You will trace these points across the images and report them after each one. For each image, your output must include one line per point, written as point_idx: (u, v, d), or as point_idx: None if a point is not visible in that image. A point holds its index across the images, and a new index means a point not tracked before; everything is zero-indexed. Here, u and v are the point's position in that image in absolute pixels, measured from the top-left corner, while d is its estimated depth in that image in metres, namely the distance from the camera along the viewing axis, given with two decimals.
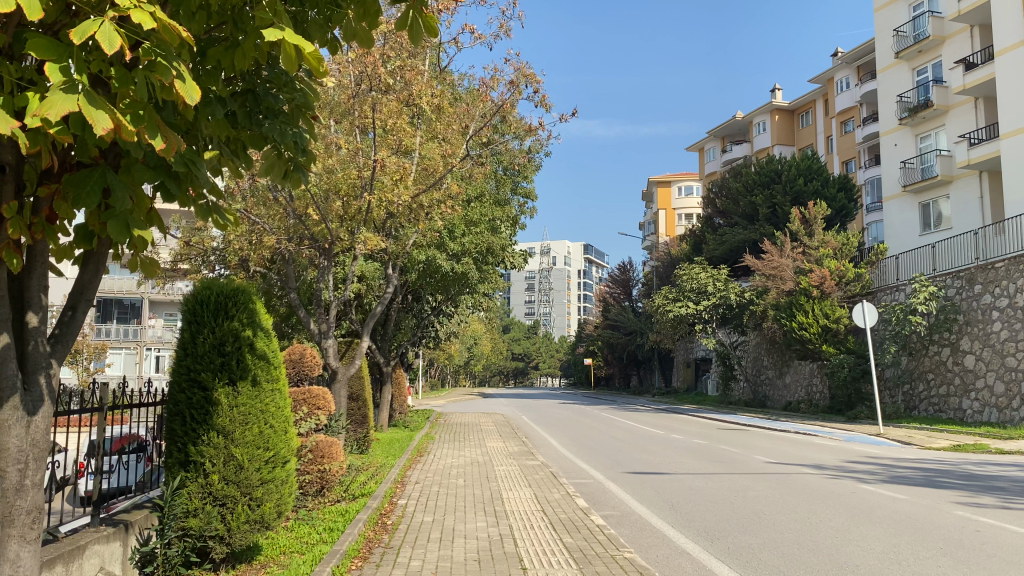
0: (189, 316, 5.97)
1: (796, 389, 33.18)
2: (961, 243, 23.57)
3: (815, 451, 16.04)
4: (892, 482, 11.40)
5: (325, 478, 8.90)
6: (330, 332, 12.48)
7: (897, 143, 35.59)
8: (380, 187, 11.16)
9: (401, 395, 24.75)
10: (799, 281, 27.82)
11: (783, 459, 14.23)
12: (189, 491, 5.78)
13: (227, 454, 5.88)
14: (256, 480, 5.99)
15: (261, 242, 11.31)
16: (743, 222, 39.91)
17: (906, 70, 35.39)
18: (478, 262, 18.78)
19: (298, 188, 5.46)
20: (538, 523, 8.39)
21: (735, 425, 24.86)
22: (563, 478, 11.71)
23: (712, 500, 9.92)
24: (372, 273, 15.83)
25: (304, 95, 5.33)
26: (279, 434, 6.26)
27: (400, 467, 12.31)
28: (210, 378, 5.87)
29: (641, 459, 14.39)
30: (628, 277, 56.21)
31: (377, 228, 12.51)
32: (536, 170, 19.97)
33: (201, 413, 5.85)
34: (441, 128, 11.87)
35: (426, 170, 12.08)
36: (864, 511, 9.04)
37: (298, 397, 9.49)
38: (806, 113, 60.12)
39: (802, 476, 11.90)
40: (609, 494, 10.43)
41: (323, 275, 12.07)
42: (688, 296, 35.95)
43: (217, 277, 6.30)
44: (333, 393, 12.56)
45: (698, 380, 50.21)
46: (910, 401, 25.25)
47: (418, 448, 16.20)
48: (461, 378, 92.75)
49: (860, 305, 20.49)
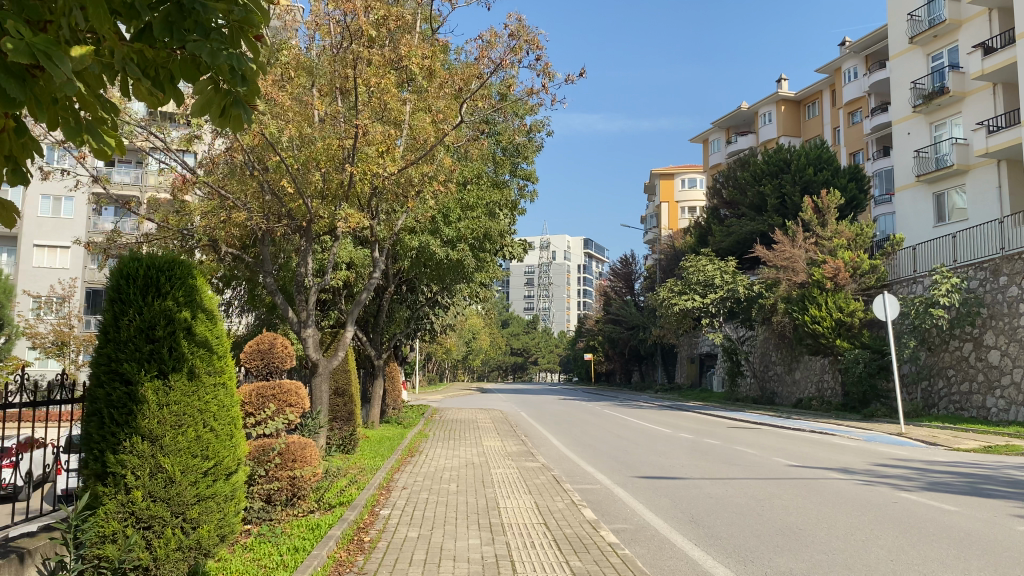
0: (111, 294, 4.83)
1: (806, 385, 32.06)
2: (983, 234, 22.41)
3: (838, 451, 14.87)
4: (933, 489, 10.22)
5: (296, 485, 7.80)
6: (311, 321, 11.32)
7: (910, 132, 34.44)
8: (363, 159, 9.98)
9: (396, 389, 23.59)
10: (811, 273, 26.68)
11: (806, 462, 13.03)
12: (106, 511, 4.63)
13: (154, 464, 4.73)
14: (191, 498, 4.86)
15: (232, 220, 10.21)
16: (750, 213, 38.68)
17: (920, 56, 34.18)
18: (476, 249, 17.50)
19: (240, 130, 4.35)
20: (540, 540, 7.22)
21: (745, 423, 23.72)
22: (567, 484, 10.57)
23: (736, 511, 8.78)
24: (360, 259, 14.65)
25: (246, 10, 4.18)
26: (221, 440, 5.10)
27: (387, 470, 11.16)
28: (135, 369, 4.73)
29: (650, 461, 13.23)
30: (631, 270, 54.89)
31: (363, 206, 11.32)
32: (537, 151, 18.73)
33: (123, 413, 4.70)
34: (432, 95, 10.67)
35: (415, 140, 10.85)
36: (917, 529, 7.86)
37: (266, 392, 8.22)
38: (813, 104, 58.84)
39: (832, 482, 10.71)
40: (618, 503, 9.29)
41: (303, 259, 10.99)
42: (694, 289, 34.83)
43: (152, 249, 5.17)
44: (313, 388, 11.43)
45: (701, 376, 49.10)
46: (929, 398, 24.09)
47: (410, 447, 15.04)
48: (458, 372, 91.86)
49: (880, 296, 19.34)
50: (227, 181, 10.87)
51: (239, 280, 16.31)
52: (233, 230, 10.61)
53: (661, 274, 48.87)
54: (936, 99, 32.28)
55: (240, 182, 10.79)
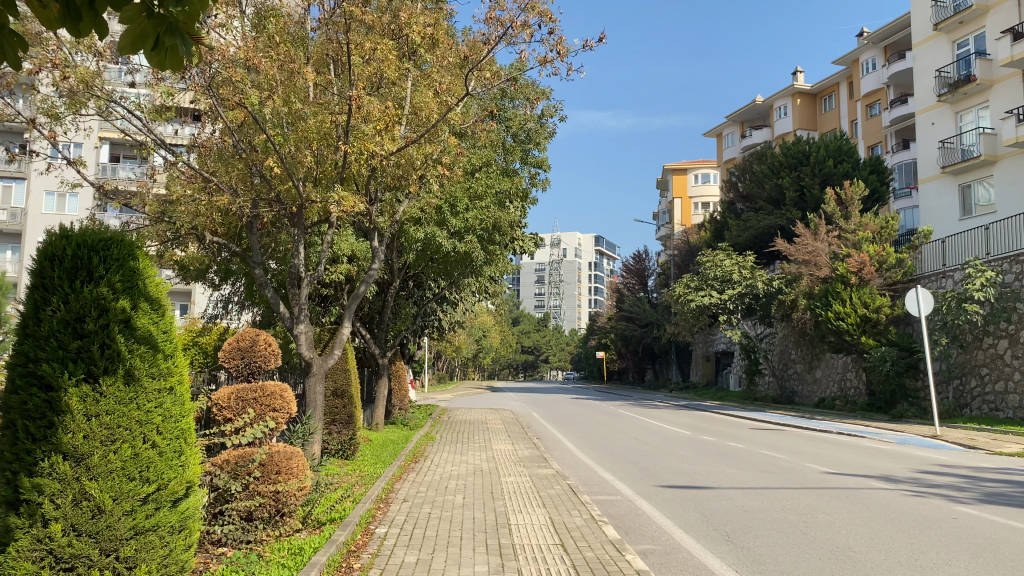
0: (32, 280, 3.93)
1: (827, 384, 30.94)
2: (1018, 225, 21.25)
3: (875, 457, 13.81)
4: (993, 502, 9.20)
5: (280, 500, 6.88)
6: (304, 317, 10.40)
7: (935, 123, 33.24)
8: (359, 137, 9.01)
9: (403, 389, 22.69)
10: (835, 267, 25.69)
11: (844, 469, 11.99)
12: (17, 547, 3.71)
13: (79, 491, 3.79)
14: (127, 531, 3.91)
15: (213, 203, 9.23)
16: (768, 207, 37.57)
17: (945, 44, 32.95)
18: (485, 242, 16.43)
19: (181, 68, 3.45)
20: (556, 567, 6.25)
21: (768, 425, 22.61)
22: (585, 495, 9.59)
23: (778, 531, 7.78)
24: (362, 251, 13.69)
25: None
26: (168, 459, 4.12)
27: (387, 479, 10.24)
28: (56, 371, 3.81)
29: (674, 468, 12.26)
30: (644, 267, 53.71)
31: (360, 190, 10.35)
32: (550, 137, 17.59)
33: (40, 426, 3.77)
34: (437, 69, 9.66)
35: (417, 117, 9.83)
36: (992, 554, 6.82)
37: (247, 395, 7.32)
38: (829, 98, 57.61)
39: (877, 492, 9.70)
40: (643, 518, 8.32)
41: (296, 250, 10.07)
42: (711, 285, 33.79)
43: (90, 226, 4.25)
44: (308, 390, 10.49)
45: (717, 374, 47.95)
46: (961, 398, 22.92)
47: (415, 451, 14.07)
48: (469, 370, 91.24)
49: (913, 291, 18.24)
50: (214, 166, 9.92)
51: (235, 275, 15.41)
52: (218, 217, 9.72)
53: (675, 270, 47.81)
54: (961, 88, 31.03)
55: (228, 166, 9.87)
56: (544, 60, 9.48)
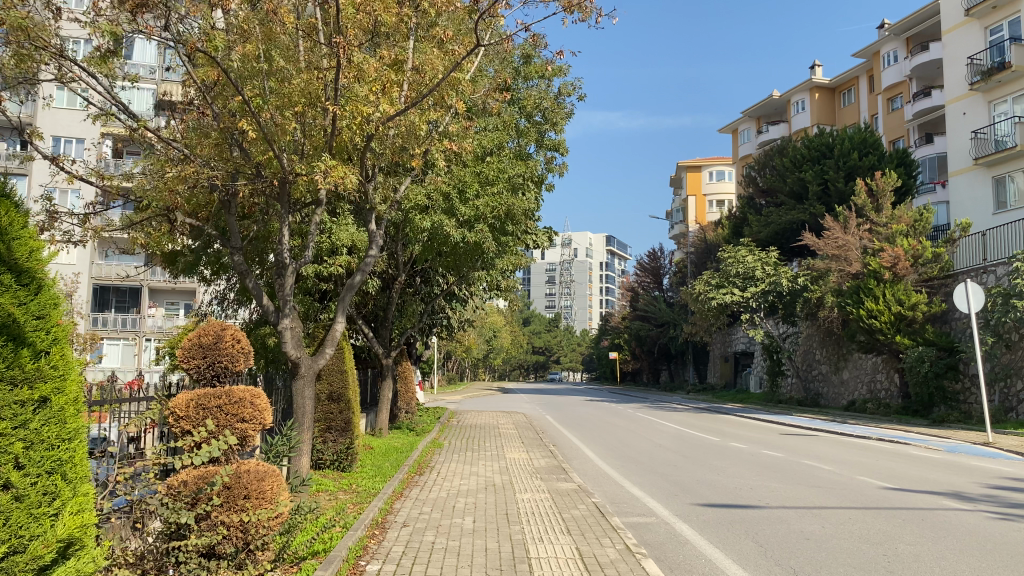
0: None
1: (855, 386, 29.43)
2: None
3: (933, 467, 12.36)
4: None
5: (245, 530, 5.50)
6: (290, 313, 9.03)
7: (966, 112, 31.65)
8: (351, 98, 7.67)
9: (411, 392, 21.37)
10: (866, 262, 24.24)
11: (904, 484, 10.55)
12: None
13: None
14: None
15: (180, 175, 7.90)
16: (790, 201, 36.05)
17: (976, 30, 31.33)
18: (495, 232, 14.97)
19: None
20: None
21: (801, 429, 21.10)
22: (614, 517, 8.20)
23: (853, 565, 6.39)
24: (362, 241, 12.32)
25: None
26: (26, 506, 3.09)
27: (386, 497, 8.83)
28: None
29: (712, 482, 10.87)
30: (659, 264, 52.30)
31: (355, 163, 9.00)
32: (568, 117, 16.19)
33: None
34: (440, 23, 8.31)
35: (420, 79, 8.46)
36: None
37: (208, 403, 5.97)
38: (847, 91, 55.92)
39: (957, 515, 8.27)
40: (689, 550, 6.93)
41: (281, 234, 8.74)
42: (733, 282, 32.24)
43: None
44: (296, 394, 9.14)
45: (737, 375, 46.38)
46: (1006, 401, 21.42)
47: (420, 461, 12.69)
48: (479, 370, 89.91)
49: (962, 286, 16.78)
50: (188, 135, 8.55)
51: (227, 270, 14.06)
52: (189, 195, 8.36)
53: (693, 268, 46.31)
54: (996, 76, 29.40)
55: (202, 137, 8.49)
56: (568, 7, 8.05)
